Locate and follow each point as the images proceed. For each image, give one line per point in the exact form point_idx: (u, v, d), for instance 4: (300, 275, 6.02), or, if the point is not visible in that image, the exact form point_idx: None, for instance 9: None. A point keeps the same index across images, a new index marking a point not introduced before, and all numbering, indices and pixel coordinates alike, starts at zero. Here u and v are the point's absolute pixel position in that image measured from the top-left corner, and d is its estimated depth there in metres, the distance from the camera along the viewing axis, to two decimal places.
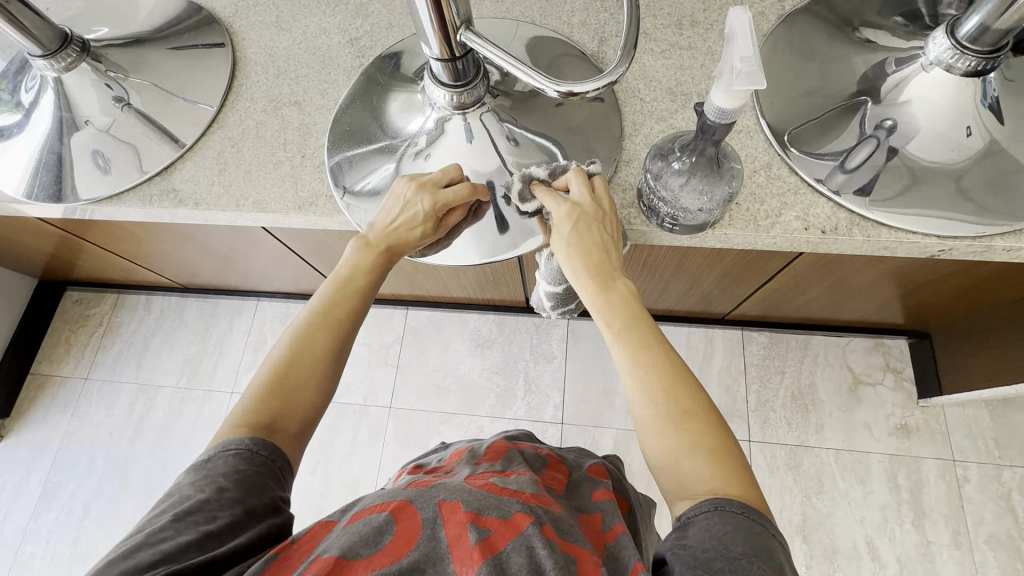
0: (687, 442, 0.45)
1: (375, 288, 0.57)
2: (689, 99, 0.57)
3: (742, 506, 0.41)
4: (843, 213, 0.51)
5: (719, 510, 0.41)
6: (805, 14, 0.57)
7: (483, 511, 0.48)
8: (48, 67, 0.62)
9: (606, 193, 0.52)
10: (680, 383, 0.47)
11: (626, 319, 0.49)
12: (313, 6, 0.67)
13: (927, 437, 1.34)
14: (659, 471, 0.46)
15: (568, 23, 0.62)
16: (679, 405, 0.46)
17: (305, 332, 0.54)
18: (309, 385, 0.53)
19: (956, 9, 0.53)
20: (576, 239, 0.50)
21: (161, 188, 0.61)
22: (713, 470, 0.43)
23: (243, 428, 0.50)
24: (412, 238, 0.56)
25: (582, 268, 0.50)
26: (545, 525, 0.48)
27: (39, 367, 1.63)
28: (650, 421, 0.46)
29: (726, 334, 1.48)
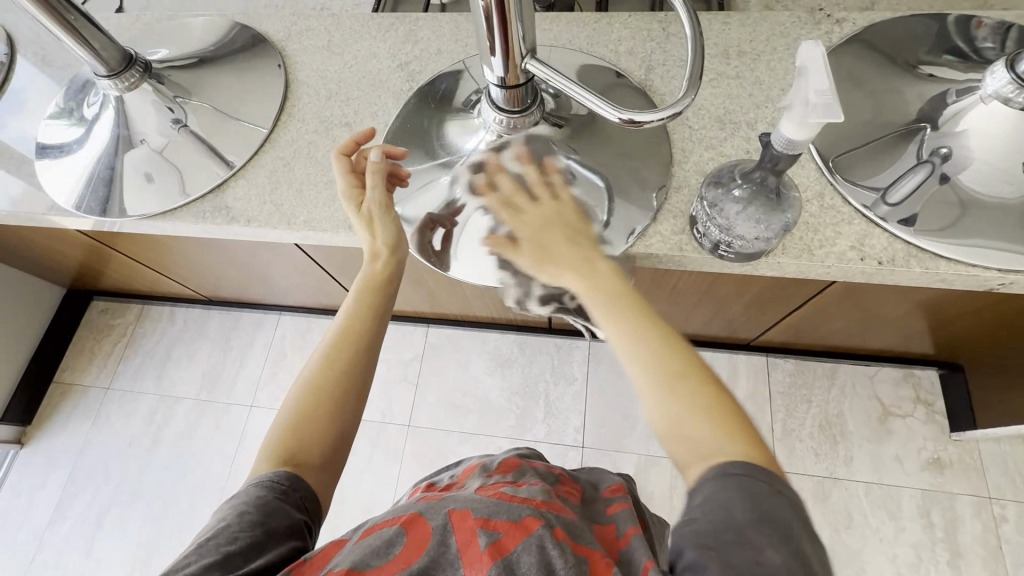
0: (689, 406, 0.42)
1: (381, 315, 0.56)
2: (738, 128, 0.57)
3: (747, 468, 0.39)
4: (899, 243, 0.50)
5: (725, 475, 0.39)
6: (855, 46, 0.58)
7: (493, 516, 0.47)
8: (112, 86, 0.64)
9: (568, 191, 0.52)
10: (670, 344, 0.45)
11: (617, 293, 0.46)
12: (364, 32, 0.69)
13: (961, 473, 1.30)
14: (668, 439, 0.43)
15: (614, 51, 0.64)
16: (669, 368, 0.44)
17: (315, 365, 0.55)
18: (318, 419, 0.53)
19: (993, 42, 0.57)
20: (551, 238, 0.49)
21: (212, 205, 0.61)
22: (717, 434, 0.41)
23: (268, 461, 0.51)
24: (368, 230, 0.56)
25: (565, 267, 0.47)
26: (555, 527, 0.48)
27: (62, 375, 1.64)
28: (646, 388, 0.44)
29: (751, 360, 1.46)
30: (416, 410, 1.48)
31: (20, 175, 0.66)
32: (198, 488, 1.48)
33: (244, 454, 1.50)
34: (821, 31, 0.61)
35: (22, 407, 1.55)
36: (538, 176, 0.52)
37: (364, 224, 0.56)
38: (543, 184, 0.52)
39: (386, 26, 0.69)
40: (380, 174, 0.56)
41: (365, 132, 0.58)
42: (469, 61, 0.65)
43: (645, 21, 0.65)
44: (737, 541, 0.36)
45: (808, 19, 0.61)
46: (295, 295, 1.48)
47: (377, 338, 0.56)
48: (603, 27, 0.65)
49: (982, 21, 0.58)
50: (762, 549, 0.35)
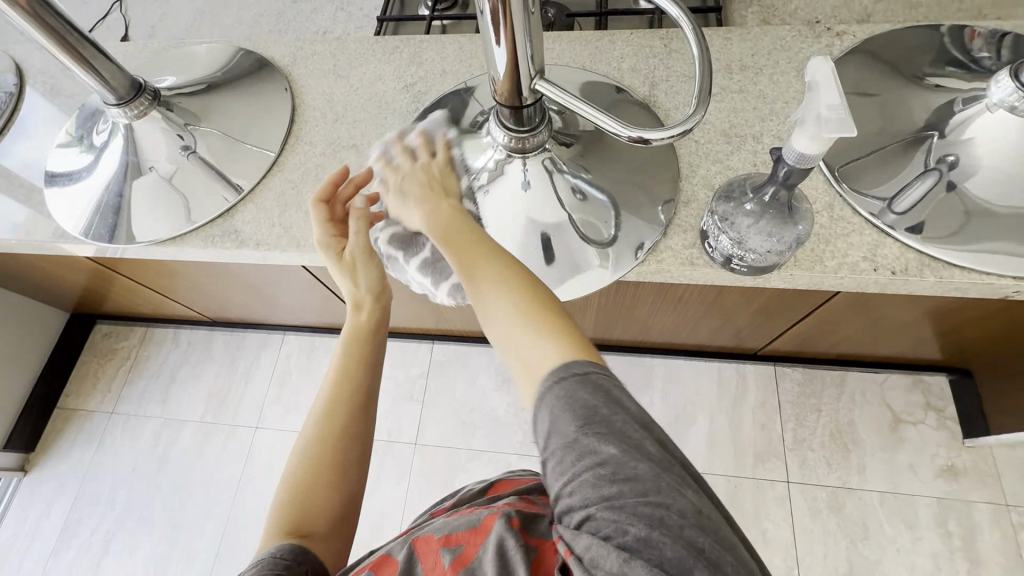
0: (515, 328, 0.46)
1: (368, 371, 0.60)
2: (744, 141, 0.57)
3: (563, 367, 0.42)
4: (911, 253, 0.50)
5: (557, 379, 0.42)
6: (860, 57, 0.59)
7: (455, 530, 0.51)
8: (122, 115, 0.64)
9: (450, 152, 0.59)
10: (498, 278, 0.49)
11: (462, 232, 0.52)
12: (369, 55, 0.70)
13: (976, 480, 1.28)
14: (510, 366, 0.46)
15: (618, 69, 0.64)
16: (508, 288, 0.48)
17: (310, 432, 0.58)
18: (319, 489, 0.56)
19: (988, 52, 0.57)
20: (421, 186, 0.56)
21: (222, 230, 0.62)
22: (546, 343, 0.45)
23: (275, 537, 0.53)
24: (349, 279, 0.60)
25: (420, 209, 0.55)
26: (513, 516, 0.51)
27: (66, 400, 1.63)
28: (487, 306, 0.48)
29: (759, 370, 1.45)
30: (423, 429, 1.47)
31: (29, 204, 0.67)
32: (204, 513, 1.46)
33: (250, 477, 1.49)
34: (822, 44, 0.61)
35: (25, 435, 1.54)
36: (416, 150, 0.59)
37: (347, 271, 0.60)
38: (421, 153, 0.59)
39: (391, 49, 0.70)
40: (362, 221, 0.59)
41: (343, 173, 0.59)
42: (474, 81, 0.65)
43: (647, 39, 0.66)
44: (580, 454, 0.39)
45: (809, 33, 0.62)
46: (300, 315, 1.48)
47: (369, 390, 0.59)
48: (606, 45, 0.66)
49: (975, 31, 0.58)
50: (600, 449, 0.39)
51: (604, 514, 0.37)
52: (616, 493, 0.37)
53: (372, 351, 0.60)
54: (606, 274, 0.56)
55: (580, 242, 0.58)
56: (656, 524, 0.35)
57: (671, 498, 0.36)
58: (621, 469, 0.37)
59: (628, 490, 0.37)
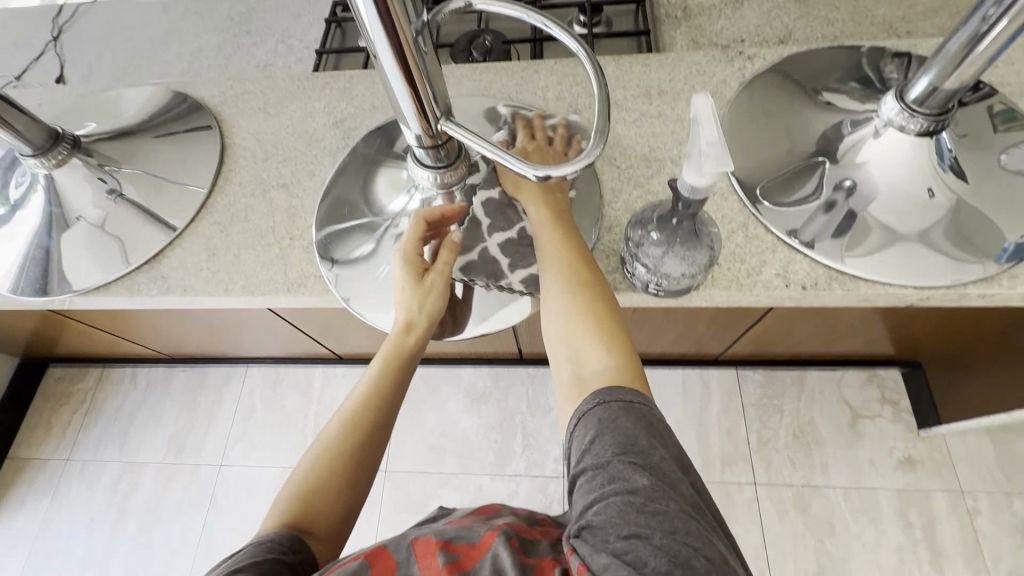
0: (576, 322, 0.49)
1: (402, 390, 0.60)
2: (663, 165, 0.59)
3: (610, 391, 0.45)
4: (820, 268, 0.52)
5: (606, 403, 0.44)
6: (760, 81, 0.62)
7: (453, 541, 0.54)
8: (40, 165, 0.63)
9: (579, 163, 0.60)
10: (582, 270, 0.52)
11: (555, 223, 0.55)
12: (299, 93, 0.70)
13: (933, 469, 1.32)
14: (560, 360, 0.50)
15: (543, 97, 0.66)
16: (580, 293, 0.50)
17: (333, 435, 0.57)
18: (327, 491, 0.54)
19: (896, 74, 0.60)
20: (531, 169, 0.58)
21: (149, 277, 0.60)
22: (601, 359, 0.47)
23: (274, 524, 0.52)
24: (417, 302, 0.57)
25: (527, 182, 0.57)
26: (510, 539, 0.55)
27: (19, 450, 1.58)
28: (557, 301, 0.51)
29: (722, 375, 1.48)
30: (393, 456, 1.45)
31: None
32: (169, 557, 1.42)
33: (215, 519, 1.45)
34: (734, 68, 0.64)
35: None
36: (564, 137, 0.61)
37: (418, 295, 0.57)
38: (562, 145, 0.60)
39: (322, 85, 0.70)
40: (448, 252, 0.57)
41: (453, 210, 0.57)
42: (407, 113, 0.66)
43: (571, 67, 0.67)
44: (611, 477, 0.41)
45: (723, 57, 0.65)
46: (260, 347, 1.45)
47: (397, 405, 0.59)
48: (531, 74, 0.67)
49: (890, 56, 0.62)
50: (631, 476, 0.41)
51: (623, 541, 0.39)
52: (642, 524, 0.39)
53: (410, 372, 0.59)
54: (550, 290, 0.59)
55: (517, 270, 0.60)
56: (667, 556, 0.37)
57: (688, 534, 0.38)
58: (649, 501, 0.39)
59: (652, 521, 0.39)
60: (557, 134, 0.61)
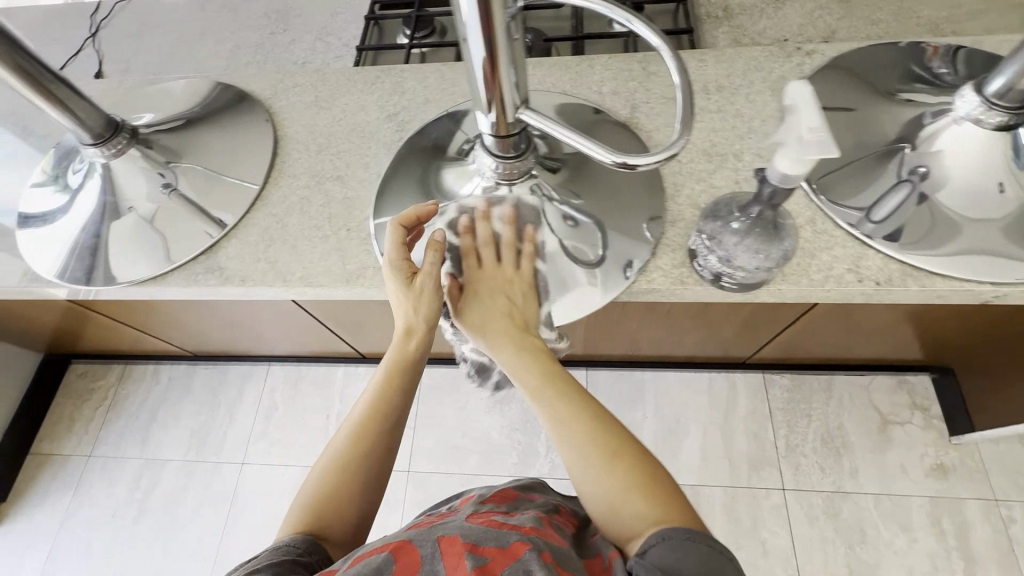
0: (613, 472, 0.48)
1: (409, 396, 0.59)
2: (724, 160, 0.58)
3: (680, 531, 0.43)
4: (893, 264, 0.51)
5: (670, 540, 0.42)
6: (830, 75, 0.61)
7: (481, 542, 0.46)
8: (99, 154, 0.64)
9: (536, 262, 0.58)
10: (602, 419, 0.52)
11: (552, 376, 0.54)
12: (351, 86, 0.70)
13: (964, 477, 1.30)
14: (603, 509, 0.48)
15: (598, 92, 0.65)
16: (605, 441, 0.50)
17: (343, 447, 0.56)
18: (339, 500, 0.54)
19: (942, 67, 0.60)
20: (487, 310, 0.56)
21: (205, 267, 0.60)
22: (648, 504, 0.46)
23: (291, 530, 0.52)
24: (411, 309, 0.55)
25: (493, 323, 0.56)
26: (544, 551, 0.46)
27: (40, 445, 1.58)
28: (581, 460, 0.49)
29: (748, 378, 1.46)
30: (415, 456, 1.44)
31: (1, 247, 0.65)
32: (188, 556, 1.41)
33: (236, 517, 1.44)
34: (793, 64, 0.64)
35: None
36: (514, 235, 0.58)
37: (409, 300, 0.55)
38: (512, 249, 0.58)
39: (372, 78, 0.70)
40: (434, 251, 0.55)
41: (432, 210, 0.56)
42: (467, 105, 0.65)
43: (625, 63, 0.67)
44: None
45: (780, 53, 0.65)
46: (284, 345, 1.45)
47: (404, 411, 0.58)
48: (585, 69, 0.67)
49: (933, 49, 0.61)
50: None
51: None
52: None
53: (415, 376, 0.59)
54: (595, 294, 0.56)
55: (570, 263, 0.58)
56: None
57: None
58: None
59: None
60: (504, 227, 0.58)
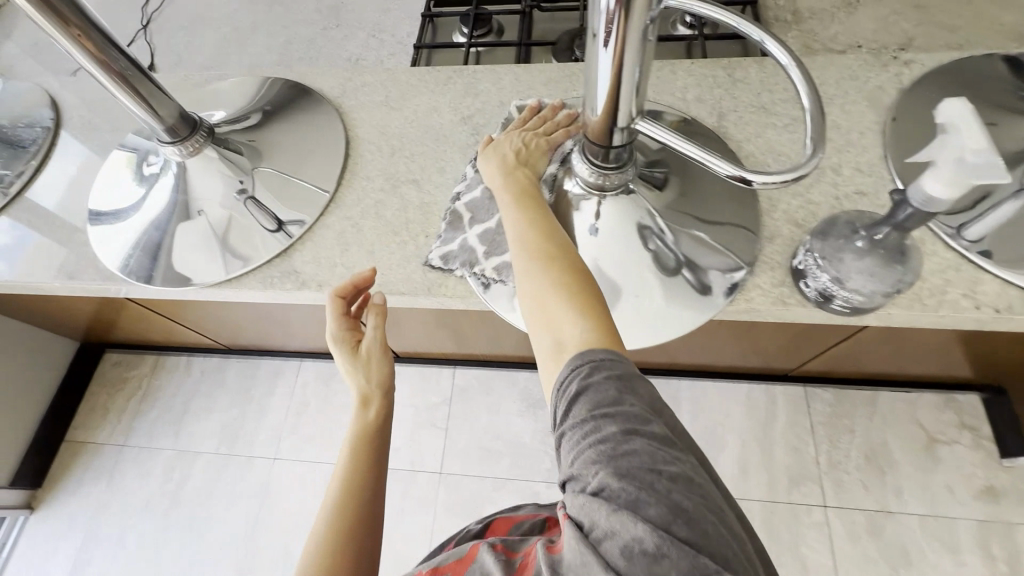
0: (548, 282, 0.46)
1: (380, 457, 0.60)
2: (821, 174, 0.56)
3: (594, 348, 0.41)
4: (1013, 290, 0.48)
5: (586, 361, 0.40)
6: (936, 84, 0.59)
7: (440, 562, 0.50)
8: (176, 152, 0.62)
9: (564, 130, 0.59)
10: (552, 239, 0.49)
11: (518, 194, 0.53)
12: (422, 87, 0.68)
13: (1015, 500, 1.26)
14: (536, 318, 0.46)
15: (682, 98, 0.63)
16: (549, 254, 0.47)
17: (326, 529, 0.55)
18: None
19: None
20: (510, 147, 0.57)
21: (279, 270, 0.59)
22: (577, 317, 0.43)
23: None
24: (362, 374, 0.61)
25: (506, 154, 0.56)
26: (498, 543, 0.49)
27: (74, 433, 1.59)
28: (525, 264, 0.48)
29: (788, 390, 1.43)
30: (447, 458, 1.43)
31: (71, 243, 0.64)
32: (220, 549, 1.42)
33: (267, 513, 1.44)
34: (890, 74, 0.61)
35: (33, 470, 1.50)
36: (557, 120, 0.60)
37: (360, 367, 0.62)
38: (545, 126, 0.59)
39: (444, 79, 0.69)
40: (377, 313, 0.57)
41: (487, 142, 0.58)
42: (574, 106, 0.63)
43: (709, 69, 0.65)
44: (589, 431, 0.38)
45: (876, 62, 0.62)
46: (319, 341, 1.44)
47: (380, 476, 0.59)
48: (667, 74, 0.65)
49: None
50: (607, 426, 0.37)
51: (602, 476, 0.36)
52: (621, 472, 0.35)
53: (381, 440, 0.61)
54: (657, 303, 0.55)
55: (645, 270, 0.55)
56: (648, 490, 0.34)
57: (668, 464, 0.36)
58: (622, 446, 0.36)
59: (630, 469, 0.35)
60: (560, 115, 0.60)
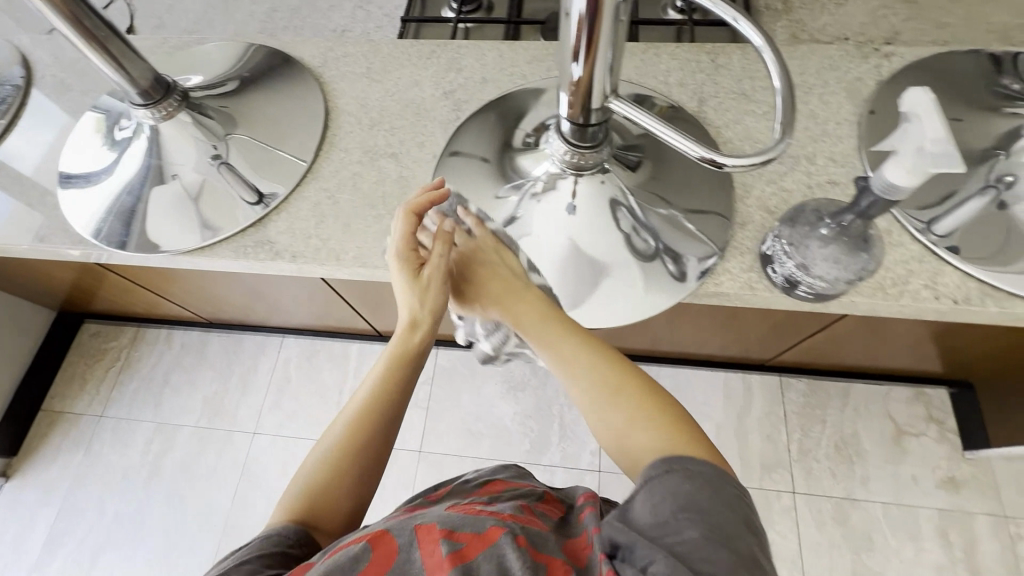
0: (623, 411, 0.47)
1: (404, 395, 0.56)
2: (797, 162, 0.56)
3: (681, 459, 0.42)
4: (973, 282, 0.49)
5: (669, 472, 0.41)
6: (921, 73, 0.59)
7: (459, 528, 0.46)
8: (149, 115, 0.62)
9: (487, 227, 0.56)
10: (608, 368, 0.49)
11: (553, 321, 0.52)
12: (405, 60, 0.67)
13: (975, 491, 1.31)
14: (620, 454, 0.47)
15: (665, 82, 0.63)
16: (609, 387, 0.48)
17: (340, 442, 0.54)
18: (334, 492, 0.53)
19: (1014, 80, 0.58)
20: (477, 284, 0.55)
21: (253, 240, 0.58)
22: (657, 437, 0.45)
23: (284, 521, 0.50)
24: (417, 297, 0.53)
25: (490, 293, 0.54)
26: (519, 535, 0.46)
27: (52, 403, 1.58)
28: (592, 407, 0.48)
29: (765, 380, 1.46)
30: (428, 437, 1.44)
31: (42, 206, 0.63)
32: (199, 520, 1.42)
33: (247, 486, 1.45)
34: (870, 66, 0.61)
35: (9, 438, 1.49)
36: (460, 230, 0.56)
37: (415, 292, 0.53)
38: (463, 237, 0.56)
39: (427, 53, 0.68)
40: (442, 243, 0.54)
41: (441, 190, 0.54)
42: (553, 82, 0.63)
43: (693, 53, 0.64)
44: (662, 525, 0.38)
45: (858, 53, 0.62)
46: (303, 318, 1.44)
47: (402, 403, 0.56)
48: (651, 57, 0.65)
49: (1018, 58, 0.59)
50: (686, 527, 0.37)
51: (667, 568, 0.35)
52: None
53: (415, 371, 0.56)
54: (635, 289, 0.55)
55: (620, 253, 0.56)
56: None
57: None
58: (697, 551, 0.36)
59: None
60: (468, 221, 0.56)
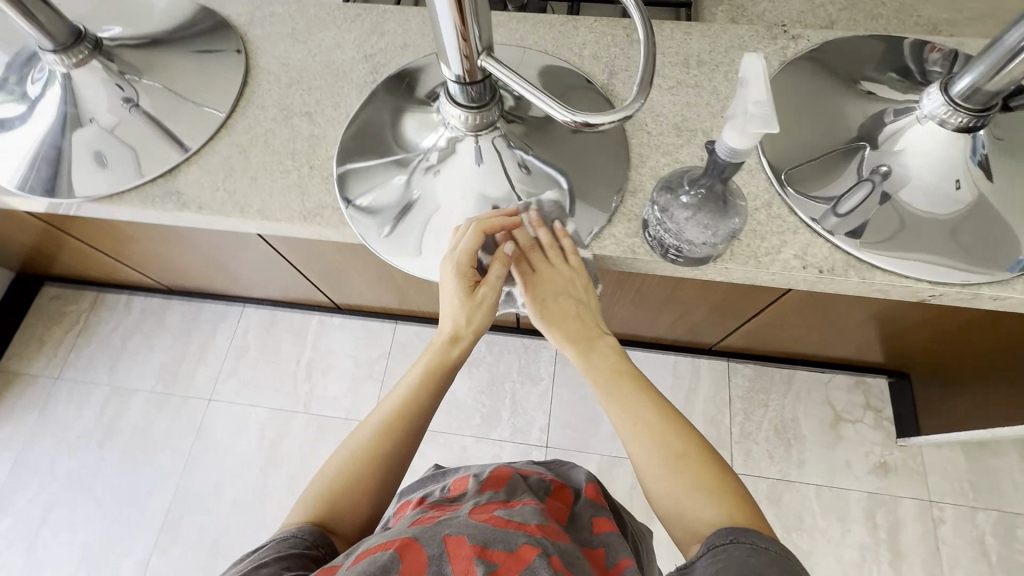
0: (682, 471, 0.52)
1: (435, 400, 0.62)
2: (694, 136, 0.58)
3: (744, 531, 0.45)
4: (839, 254, 0.54)
5: (737, 542, 0.44)
6: (802, 64, 0.61)
7: (489, 544, 0.47)
8: (58, 62, 0.61)
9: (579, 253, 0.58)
10: (670, 429, 0.55)
11: (617, 377, 0.60)
12: (330, 21, 0.68)
13: (904, 476, 1.36)
14: (670, 514, 0.52)
15: (579, 54, 0.64)
16: (673, 448, 0.54)
17: (370, 441, 0.58)
18: (353, 493, 0.54)
19: (938, 66, 0.59)
20: (557, 314, 0.62)
21: (163, 190, 0.60)
22: (715, 504, 0.49)
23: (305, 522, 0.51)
24: (467, 312, 0.60)
25: (565, 331, 0.62)
26: (552, 555, 0.47)
27: (8, 363, 1.58)
28: (654, 464, 0.53)
29: (713, 364, 1.50)
30: None
31: None
32: (153, 484, 1.44)
33: (201, 451, 1.47)
34: (777, 47, 0.63)
35: None
36: (552, 238, 0.59)
37: (466, 309, 0.60)
38: (554, 251, 0.59)
39: (353, 16, 0.68)
40: (499, 263, 0.59)
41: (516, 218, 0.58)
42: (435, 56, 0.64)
43: (610, 28, 0.66)
44: None
45: (767, 34, 0.64)
46: (261, 289, 1.45)
47: (433, 408, 0.61)
48: (569, 30, 0.66)
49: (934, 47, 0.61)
50: None
51: None
52: None
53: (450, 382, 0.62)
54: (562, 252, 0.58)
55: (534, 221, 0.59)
56: None
57: None
58: None
59: None
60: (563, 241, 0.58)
